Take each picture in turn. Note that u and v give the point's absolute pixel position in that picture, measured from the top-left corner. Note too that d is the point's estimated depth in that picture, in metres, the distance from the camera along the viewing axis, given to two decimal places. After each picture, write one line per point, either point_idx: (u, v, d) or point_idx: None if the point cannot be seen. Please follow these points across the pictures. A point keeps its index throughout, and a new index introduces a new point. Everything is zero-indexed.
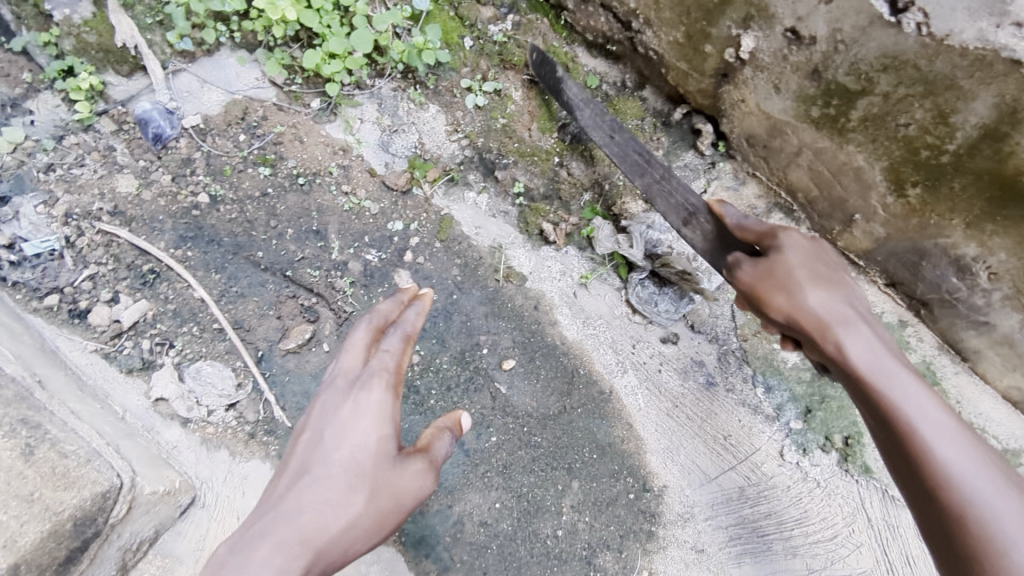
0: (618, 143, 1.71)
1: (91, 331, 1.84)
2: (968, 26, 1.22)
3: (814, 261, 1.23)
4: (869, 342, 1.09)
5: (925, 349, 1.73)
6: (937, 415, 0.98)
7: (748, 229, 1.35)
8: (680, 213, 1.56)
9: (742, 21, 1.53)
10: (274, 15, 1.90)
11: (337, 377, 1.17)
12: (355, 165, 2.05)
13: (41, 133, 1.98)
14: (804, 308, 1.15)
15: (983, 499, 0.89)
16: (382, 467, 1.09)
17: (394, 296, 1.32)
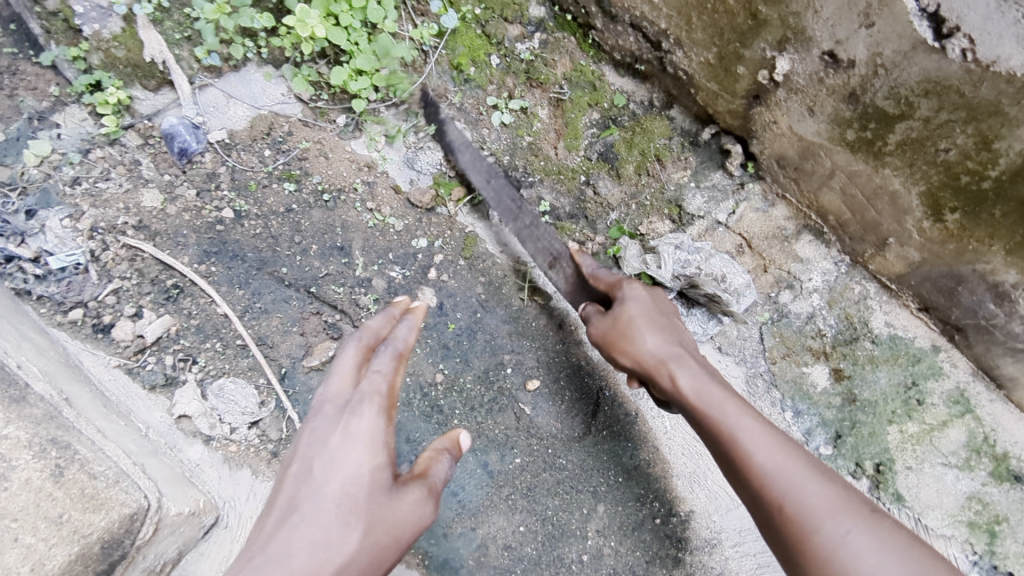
0: (493, 188, 1.95)
1: (114, 346, 1.83)
2: (1016, 53, 1.19)
3: (655, 313, 1.52)
4: (696, 374, 1.38)
5: (959, 375, 1.69)
6: (753, 426, 1.22)
7: (601, 280, 1.67)
8: (544, 257, 1.87)
9: (778, 44, 1.52)
10: (304, 32, 1.87)
11: (325, 405, 1.19)
12: (379, 182, 2.06)
13: (68, 146, 1.97)
14: (643, 352, 1.44)
15: (793, 492, 1.09)
16: (374, 497, 1.10)
17: (386, 311, 1.36)
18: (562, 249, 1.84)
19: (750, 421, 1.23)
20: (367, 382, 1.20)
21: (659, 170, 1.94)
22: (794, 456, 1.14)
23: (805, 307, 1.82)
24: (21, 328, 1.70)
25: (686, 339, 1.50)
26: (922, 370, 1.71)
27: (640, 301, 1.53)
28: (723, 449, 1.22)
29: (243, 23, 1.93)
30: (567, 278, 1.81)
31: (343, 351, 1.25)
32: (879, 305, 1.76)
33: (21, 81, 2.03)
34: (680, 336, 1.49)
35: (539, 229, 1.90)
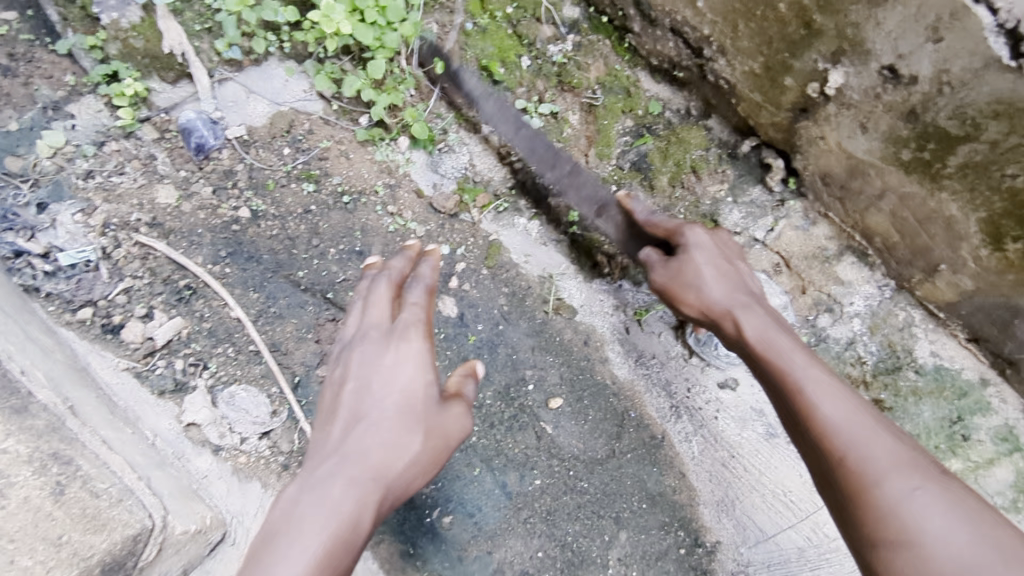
0: (524, 138, 1.91)
1: (123, 348, 1.76)
2: None
3: (720, 263, 1.45)
4: (763, 321, 1.33)
5: (1008, 410, 1.60)
6: (821, 378, 1.15)
7: (657, 226, 1.60)
8: (590, 205, 1.83)
9: (832, 55, 1.42)
10: (328, 28, 1.80)
11: (372, 331, 1.37)
12: (401, 185, 1.99)
13: (82, 138, 1.97)
14: (709, 300, 1.40)
15: (860, 445, 1.04)
16: (428, 409, 1.28)
17: (403, 255, 1.52)
18: (608, 197, 1.80)
19: (817, 372, 1.17)
20: (406, 314, 1.39)
21: (695, 183, 1.85)
22: (864, 411, 1.09)
23: (844, 332, 1.72)
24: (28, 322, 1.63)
25: (753, 288, 1.44)
26: (968, 404, 1.62)
27: (704, 249, 1.47)
28: (789, 397, 1.16)
29: (266, 16, 1.90)
30: (617, 225, 1.77)
31: (375, 286, 1.44)
32: (924, 333, 1.67)
33: (36, 68, 2.02)
34: (749, 287, 1.43)
35: (581, 177, 1.85)
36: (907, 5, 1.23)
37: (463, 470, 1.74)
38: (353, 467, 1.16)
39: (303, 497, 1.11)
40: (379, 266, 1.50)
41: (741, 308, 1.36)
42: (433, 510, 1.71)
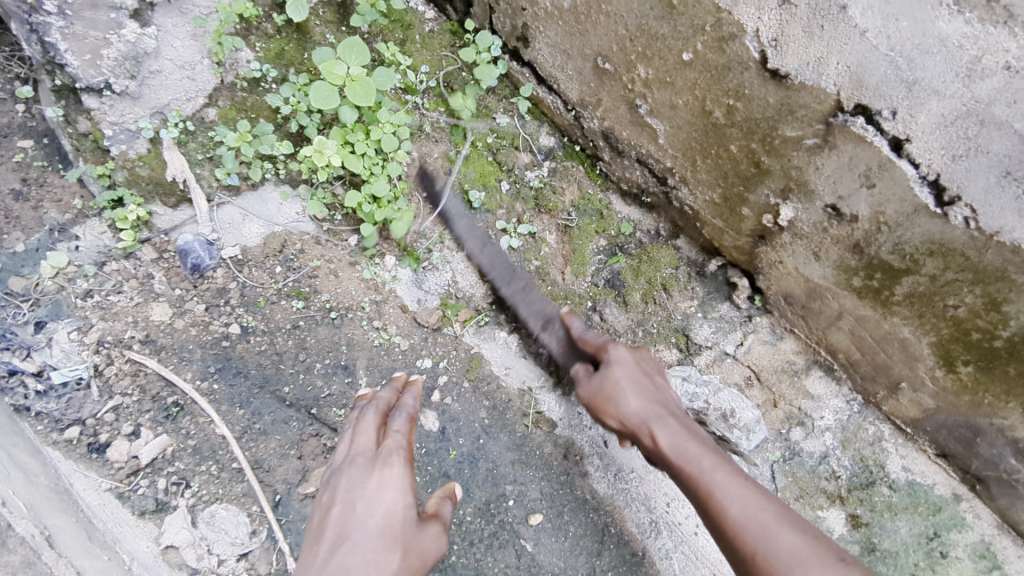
0: (487, 253, 2.04)
1: (107, 468, 1.79)
2: (1019, 226, 1.16)
3: (639, 378, 1.60)
4: (679, 433, 1.47)
5: (982, 527, 1.62)
6: (727, 479, 1.32)
7: (588, 343, 1.76)
8: (538, 319, 1.95)
9: (781, 192, 1.55)
10: (320, 161, 1.93)
11: (357, 458, 1.43)
12: (387, 301, 2.08)
13: (84, 258, 2.09)
14: (629, 416, 1.53)
15: (770, 548, 1.20)
16: (406, 529, 1.32)
17: (390, 385, 1.64)
18: (553, 311, 1.94)
19: (723, 473, 1.34)
20: (391, 441, 1.46)
21: (666, 299, 1.94)
22: (763, 505, 1.26)
23: (817, 446, 1.76)
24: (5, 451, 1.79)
25: (671, 401, 1.59)
26: (943, 520, 1.64)
27: (624, 365, 1.62)
28: (705, 505, 1.32)
29: (263, 150, 2.06)
30: (559, 340, 1.90)
31: (365, 414, 1.52)
32: (895, 448, 1.70)
33: (47, 193, 2.18)
34: (667, 401, 1.58)
35: (532, 293, 1.99)
36: (840, 155, 1.36)
37: None
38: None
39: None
40: (368, 397, 1.59)
41: (655, 418, 1.50)
42: None
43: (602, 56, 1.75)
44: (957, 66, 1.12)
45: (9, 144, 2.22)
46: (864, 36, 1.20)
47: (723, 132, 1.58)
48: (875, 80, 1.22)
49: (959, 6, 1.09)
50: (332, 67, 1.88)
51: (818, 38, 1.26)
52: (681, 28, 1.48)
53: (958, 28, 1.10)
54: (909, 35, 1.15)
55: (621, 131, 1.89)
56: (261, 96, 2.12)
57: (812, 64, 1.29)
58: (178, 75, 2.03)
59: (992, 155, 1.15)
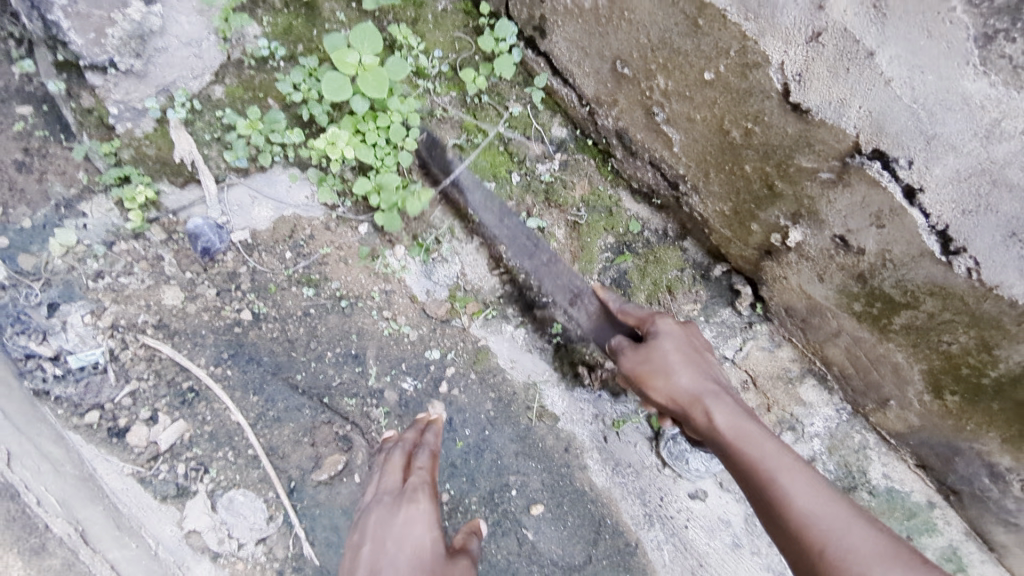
0: (507, 228, 2.03)
1: (128, 453, 1.88)
2: (1017, 283, 1.20)
3: (685, 350, 1.57)
4: (730, 410, 1.45)
5: (951, 532, 1.75)
6: (790, 465, 1.29)
7: (631, 315, 1.71)
8: (565, 294, 1.96)
9: (792, 216, 1.56)
10: (332, 154, 1.94)
11: (385, 496, 1.58)
12: (396, 290, 2.11)
13: (92, 237, 2.10)
14: (677, 389, 1.51)
15: (838, 535, 1.15)
16: (437, 560, 1.47)
17: (414, 425, 1.79)
18: (584, 286, 1.93)
19: (787, 460, 1.30)
20: (414, 479, 1.61)
21: (670, 301, 1.99)
22: (830, 494, 1.22)
23: (804, 450, 1.86)
24: (33, 438, 1.88)
25: (720, 378, 1.57)
26: (915, 523, 1.78)
27: (674, 339, 1.58)
28: (762, 485, 1.28)
29: (274, 137, 2.05)
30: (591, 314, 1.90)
31: (392, 454, 1.68)
32: (878, 456, 1.81)
33: (50, 164, 2.14)
34: (718, 379, 1.56)
35: (555, 267, 1.98)
36: (854, 194, 1.36)
37: None
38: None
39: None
40: (394, 438, 1.75)
41: (708, 396, 1.48)
42: None
43: (622, 60, 1.70)
44: (977, 125, 1.13)
45: (7, 109, 2.11)
46: (888, 84, 1.19)
47: (739, 150, 1.57)
48: (895, 129, 1.22)
49: (985, 67, 1.09)
50: (343, 55, 1.82)
51: (842, 80, 1.25)
52: (704, 48, 1.44)
53: (981, 89, 1.10)
54: (933, 90, 1.14)
55: (636, 133, 1.86)
56: (269, 74, 2.06)
57: (834, 104, 1.28)
58: (184, 53, 1.97)
59: (1000, 215, 1.17)
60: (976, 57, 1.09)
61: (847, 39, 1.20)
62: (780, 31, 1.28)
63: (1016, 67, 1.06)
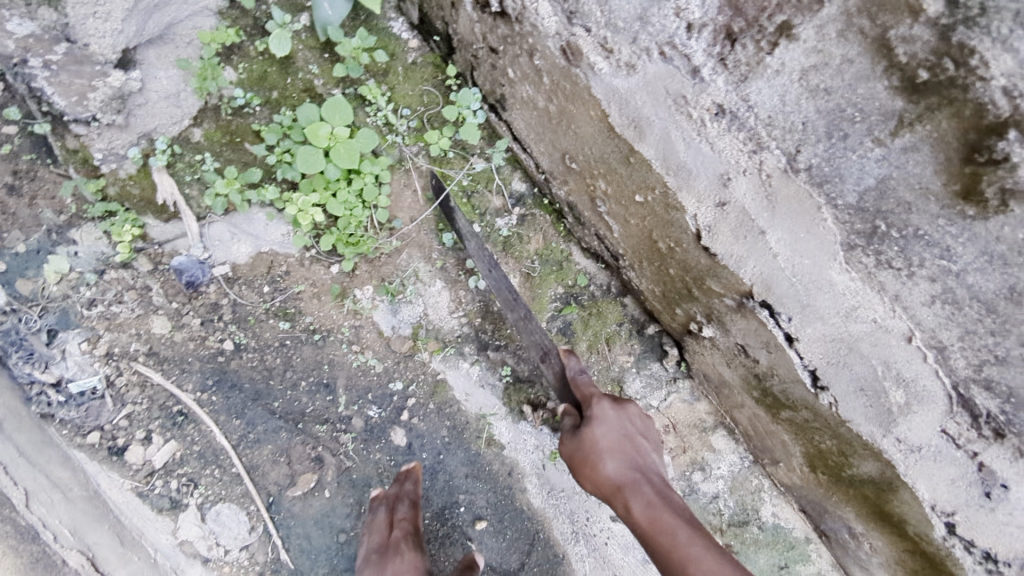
0: (494, 277, 2.10)
1: (127, 469, 2.17)
2: (864, 423, 1.50)
3: (616, 437, 1.73)
4: (648, 498, 1.61)
5: (820, 563, 2.12)
6: (703, 556, 1.45)
7: (580, 388, 1.86)
8: (537, 351, 2.01)
9: (706, 316, 1.78)
10: (304, 220, 2.10)
11: (372, 555, 2.00)
12: (365, 326, 2.32)
13: (83, 265, 2.25)
14: (604, 478, 1.69)
15: None
16: None
17: (398, 475, 2.19)
18: (547, 341, 1.98)
19: (698, 548, 1.47)
20: (397, 532, 2.03)
21: (608, 351, 2.23)
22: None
23: (711, 488, 2.17)
24: (42, 466, 2.17)
25: (650, 461, 1.74)
26: (793, 555, 2.13)
27: (605, 424, 1.74)
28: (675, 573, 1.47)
29: (251, 194, 2.18)
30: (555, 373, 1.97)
31: (377, 513, 2.08)
32: (770, 498, 2.15)
33: (40, 188, 2.21)
34: (647, 462, 1.72)
35: (532, 322, 2.02)
36: (749, 322, 1.59)
37: None
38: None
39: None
40: (380, 496, 2.13)
41: (631, 486, 1.65)
42: None
43: (569, 155, 1.84)
44: (841, 307, 1.40)
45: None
46: (774, 257, 1.40)
47: (665, 258, 1.76)
48: (779, 291, 1.44)
49: (849, 264, 1.37)
50: (316, 128, 1.97)
51: (741, 243, 1.43)
52: (635, 178, 1.60)
53: (845, 280, 1.38)
54: (807, 271, 1.40)
55: (583, 211, 2.02)
56: (246, 119, 2.15)
57: (733, 258, 1.47)
58: (164, 104, 2.05)
59: (854, 373, 1.45)
60: (842, 257, 1.37)
61: (744, 216, 1.40)
62: (694, 192, 1.45)
63: (871, 272, 1.37)
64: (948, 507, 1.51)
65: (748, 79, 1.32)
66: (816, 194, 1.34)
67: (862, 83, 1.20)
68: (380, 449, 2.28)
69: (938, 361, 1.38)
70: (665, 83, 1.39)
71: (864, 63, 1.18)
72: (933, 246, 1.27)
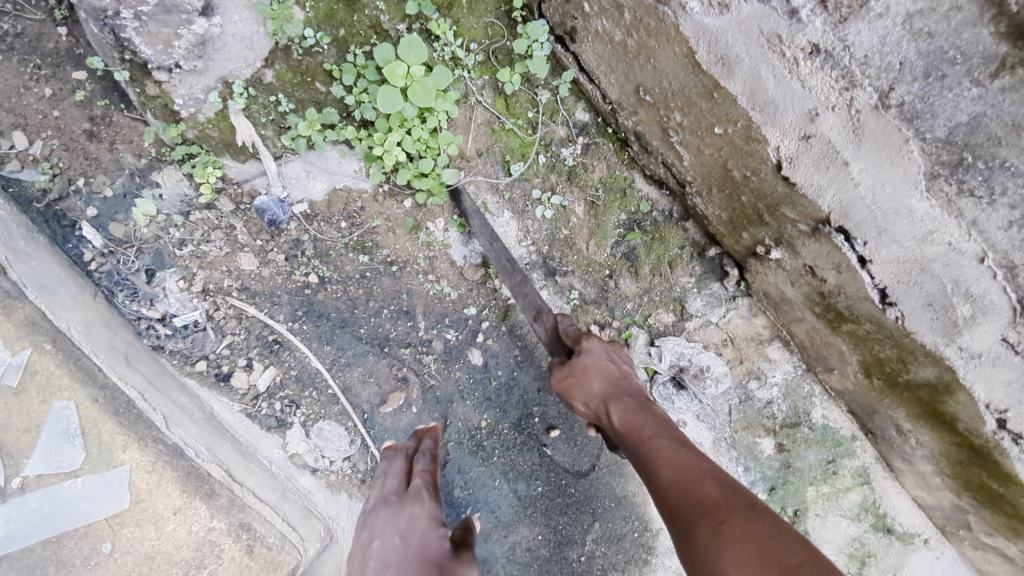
0: (495, 249, 2.35)
1: (234, 393, 2.42)
2: (928, 334, 1.69)
3: (604, 360, 1.94)
4: (629, 408, 1.78)
5: (865, 456, 2.35)
6: (666, 445, 1.59)
7: (565, 333, 2.12)
8: (529, 308, 2.26)
9: (775, 240, 1.91)
10: (388, 159, 2.21)
11: (391, 496, 2.03)
12: (439, 257, 2.46)
13: (169, 207, 2.36)
14: (591, 394, 1.87)
15: (693, 495, 1.40)
16: (443, 553, 1.91)
17: (417, 434, 2.28)
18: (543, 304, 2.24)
19: (664, 440, 1.61)
20: (417, 481, 2.06)
21: (670, 273, 2.37)
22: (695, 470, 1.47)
23: (766, 394, 2.38)
24: (166, 393, 2.40)
25: (633, 383, 1.92)
26: (840, 451, 2.36)
27: (592, 351, 1.97)
28: (647, 470, 1.58)
29: (331, 135, 2.25)
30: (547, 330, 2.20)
31: (396, 460, 2.17)
32: (820, 402, 2.35)
33: (117, 133, 2.32)
34: (632, 387, 1.89)
35: (527, 286, 2.28)
36: (822, 245, 1.73)
37: (486, 478, 2.51)
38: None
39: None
40: (395, 448, 2.23)
41: (612, 399, 1.83)
42: (468, 508, 2.50)
43: (643, 88, 1.90)
44: (917, 231, 1.55)
45: (65, 75, 2.27)
46: (857, 187, 1.55)
47: (738, 185, 1.86)
48: (858, 218, 1.60)
49: (930, 193, 1.50)
50: (394, 68, 2.04)
51: (823, 173, 1.58)
52: (716, 112, 1.68)
53: (924, 207, 1.51)
54: (888, 199, 1.54)
55: (652, 140, 2.08)
56: (315, 59, 2.14)
57: (813, 188, 1.61)
58: (238, 48, 2.08)
59: (923, 291, 1.62)
60: (923, 186, 1.49)
61: (830, 148, 1.53)
62: (778, 125, 1.58)
63: (951, 200, 1.49)
64: (1001, 405, 1.73)
65: (850, 20, 1.37)
66: (906, 128, 1.44)
67: (968, 28, 1.26)
68: (460, 368, 2.49)
69: (1006, 279, 1.52)
70: (759, 23, 1.47)
71: (972, 11, 1.23)
72: (1017, 177, 1.39)
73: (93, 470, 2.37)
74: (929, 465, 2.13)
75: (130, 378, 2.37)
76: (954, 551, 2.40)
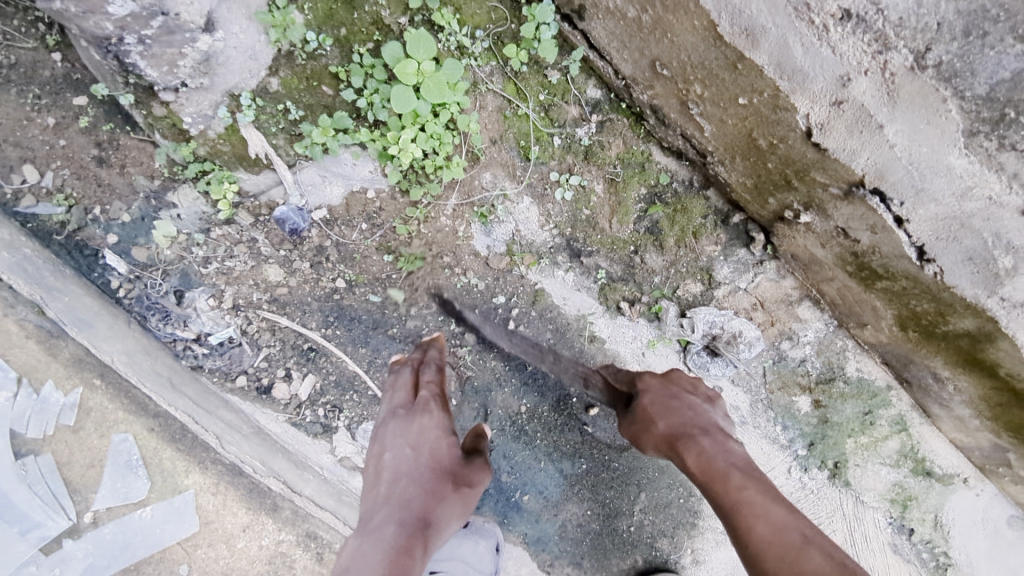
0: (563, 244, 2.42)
1: (276, 404, 2.45)
2: (968, 288, 1.75)
3: (672, 405, 1.86)
4: (703, 447, 1.67)
5: (901, 404, 2.37)
6: (756, 498, 1.49)
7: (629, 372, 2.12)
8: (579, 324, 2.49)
9: (804, 204, 1.92)
10: (404, 159, 2.17)
11: (399, 409, 1.96)
12: (461, 249, 2.45)
13: (189, 226, 2.36)
14: (659, 435, 1.79)
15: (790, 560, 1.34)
16: (453, 466, 1.89)
17: (422, 346, 2.28)
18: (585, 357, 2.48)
19: (751, 491, 1.51)
20: (425, 392, 2.01)
21: (695, 244, 2.35)
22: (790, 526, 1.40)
23: (799, 353, 2.40)
24: (214, 412, 2.46)
25: (707, 417, 1.82)
26: (876, 402, 2.38)
27: (652, 395, 1.95)
28: (732, 520, 1.49)
29: (343, 139, 2.17)
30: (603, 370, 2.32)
31: (403, 373, 2.11)
32: (853, 355, 2.36)
33: (125, 156, 2.29)
34: (702, 422, 1.79)
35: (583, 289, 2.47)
36: (855, 208, 1.78)
37: (531, 461, 2.57)
38: (404, 511, 1.66)
39: (362, 544, 1.52)
40: (402, 361, 2.19)
41: (683, 436, 1.73)
42: (517, 491, 2.58)
43: (661, 62, 1.87)
44: (956, 186, 1.60)
45: (65, 102, 2.25)
46: (892, 148, 1.59)
47: (764, 153, 1.86)
48: (894, 178, 1.64)
49: (968, 150, 1.55)
50: (405, 66, 1.96)
51: (856, 137, 1.61)
52: (741, 83, 1.70)
53: (963, 164, 1.57)
54: (927, 158, 1.58)
55: (670, 113, 2.04)
56: (319, 62, 2.05)
57: (847, 151, 1.64)
58: (242, 59, 2.02)
59: (962, 245, 1.68)
60: (961, 143, 1.54)
61: (863, 111, 1.56)
62: (809, 92, 1.61)
63: (991, 155, 1.54)
64: None
65: None
66: (941, 87, 1.48)
67: None
68: (494, 357, 2.52)
69: None
70: None
71: None
72: None
73: (160, 497, 2.49)
74: (965, 408, 2.21)
75: (178, 401, 2.45)
76: (993, 488, 2.46)
